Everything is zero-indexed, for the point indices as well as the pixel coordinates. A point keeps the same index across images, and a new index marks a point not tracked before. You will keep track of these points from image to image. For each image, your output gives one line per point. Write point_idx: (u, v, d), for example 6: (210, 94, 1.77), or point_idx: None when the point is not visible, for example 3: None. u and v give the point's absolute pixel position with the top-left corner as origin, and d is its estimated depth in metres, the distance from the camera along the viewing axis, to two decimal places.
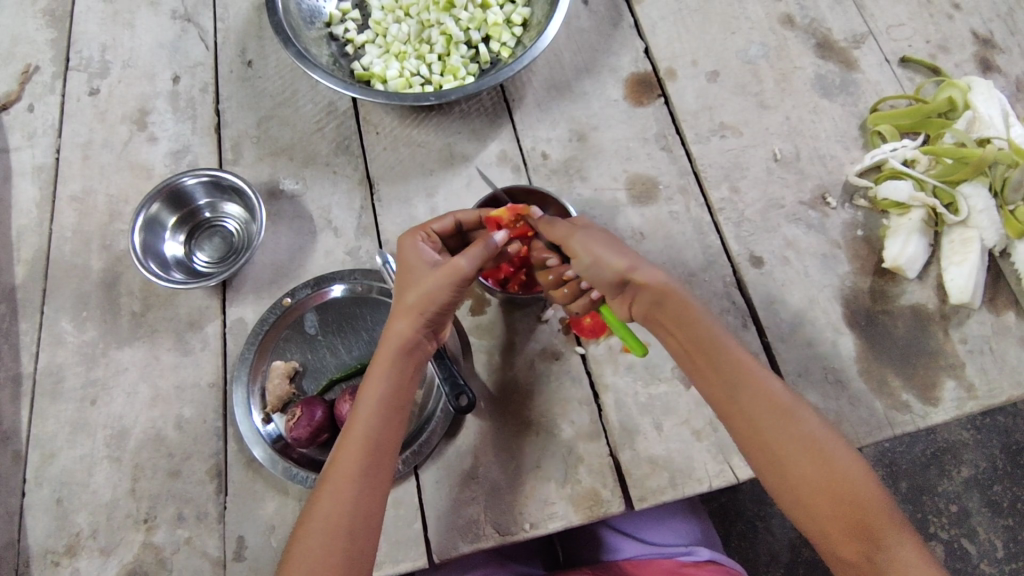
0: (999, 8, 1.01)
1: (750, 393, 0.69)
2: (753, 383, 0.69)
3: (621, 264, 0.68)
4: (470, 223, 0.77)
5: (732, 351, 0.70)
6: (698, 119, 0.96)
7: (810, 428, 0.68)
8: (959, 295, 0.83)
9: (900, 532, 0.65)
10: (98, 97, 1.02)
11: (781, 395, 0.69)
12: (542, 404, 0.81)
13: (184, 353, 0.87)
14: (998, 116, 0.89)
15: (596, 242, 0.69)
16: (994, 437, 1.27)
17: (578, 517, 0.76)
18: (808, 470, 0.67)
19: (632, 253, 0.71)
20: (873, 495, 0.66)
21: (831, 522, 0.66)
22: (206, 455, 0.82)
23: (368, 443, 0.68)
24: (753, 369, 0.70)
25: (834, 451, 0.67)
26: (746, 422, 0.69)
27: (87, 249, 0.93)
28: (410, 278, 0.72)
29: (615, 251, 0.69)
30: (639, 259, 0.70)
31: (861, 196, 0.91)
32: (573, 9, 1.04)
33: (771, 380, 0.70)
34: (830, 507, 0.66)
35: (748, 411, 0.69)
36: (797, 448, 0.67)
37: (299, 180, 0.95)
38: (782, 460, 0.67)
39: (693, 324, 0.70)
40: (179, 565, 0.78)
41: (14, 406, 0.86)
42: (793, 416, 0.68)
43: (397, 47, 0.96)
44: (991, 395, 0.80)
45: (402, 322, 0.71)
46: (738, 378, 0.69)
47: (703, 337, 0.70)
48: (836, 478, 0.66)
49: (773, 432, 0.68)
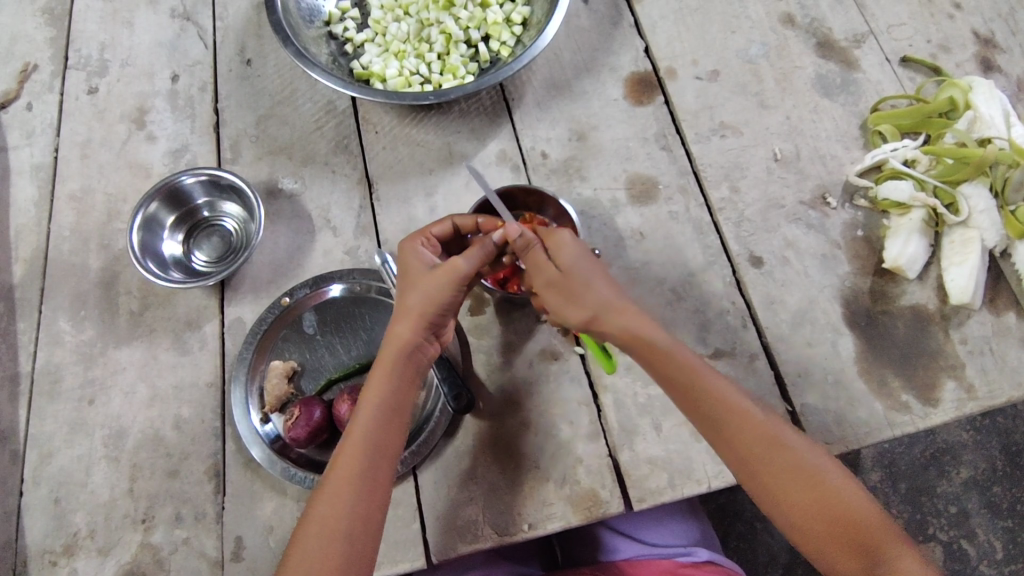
0: (1000, 7, 1.01)
1: (732, 423, 0.68)
2: (731, 413, 0.68)
3: (578, 320, 0.69)
4: (467, 228, 0.76)
5: (706, 384, 0.69)
6: (698, 119, 0.96)
7: (797, 452, 0.67)
8: (960, 296, 0.83)
9: (899, 545, 0.65)
10: (97, 96, 1.01)
11: (763, 420, 0.68)
12: (541, 404, 0.81)
13: (182, 352, 0.87)
14: (999, 116, 0.89)
15: (552, 293, 0.70)
16: (994, 438, 1.27)
17: (576, 518, 0.76)
18: (799, 493, 0.66)
19: (593, 295, 0.69)
20: (867, 511, 0.66)
21: (828, 540, 0.65)
22: (204, 455, 0.82)
23: (365, 443, 0.68)
24: (731, 399, 0.69)
25: (823, 469, 0.67)
26: (730, 449, 0.68)
27: (85, 248, 0.93)
28: (410, 282, 0.72)
29: (572, 301, 0.69)
30: (610, 300, 0.69)
31: (861, 196, 0.91)
32: (572, 8, 1.03)
33: (752, 409, 0.69)
34: (825, 528, 0.65)
35: (732, 438, 0.68)
36: (787, 473, 0.66)
37: (298, 179, 0.95)
38: (772, 485, 0.67)
39: (659, 364, 0.69)
40: (177, 565, 0.78)
41: (12, 405, 0.86)
42: (779, 442, 0.67)
43: (396, 45, 0.96)
44: (991, 396, 0.80)
45: (402, 324, 0.71)
46: (715, 409, 0.68)
47: (675, 376, 0.69)
48: (830, 499, 0.66)
49: (761, 458, 0.67)
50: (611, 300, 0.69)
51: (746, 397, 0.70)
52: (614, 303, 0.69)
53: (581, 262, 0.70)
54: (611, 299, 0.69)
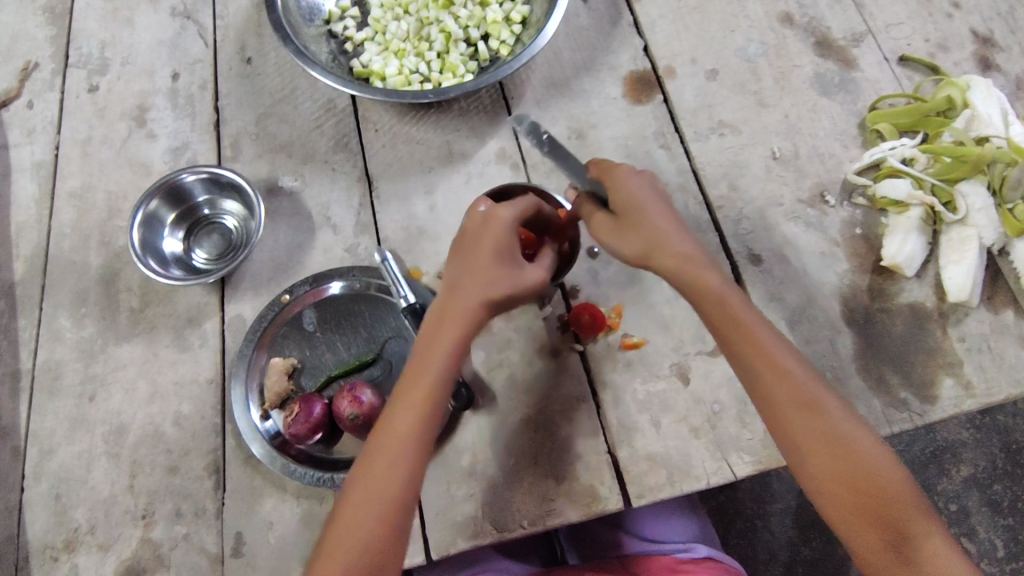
0: (998, 6, 1.01)
1: (774, 386, 0.67)
2: (773, 374, 0.67)
3: (631, 252, 0.73)
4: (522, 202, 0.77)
5: (755, 341, 0.69)
6: (697, 117, 0.96)
7: (834, 418, 0.66)
8: (958, 294, 0.83)
9: (927, 525, 0.64)
10: (98, 94, 1.02)
11: (805, 384, 0.67)
12: (541, 401, 0.81)
13: (183, 349, 0.87)
14: (997, 115, 0.89)
15: (606, 228, 0.74)
16: (994, 437, 1.27)
17: (576, 514, 0.76)
18: (831, 463, 0.65)
19: (650, 228, 0.72)
20: (898, 486, 0.65)
21: (856, 513, 0.64)
22: (204, 451, 0.82)
23: (431, 421, 0.67)
24: (776, 359, 0.68)
25: (857, 439, 0.66)
26: (770, 412, 0.68)
27: (85, 245, 0.93)
28: (501, 262, 0.70)
29: (625, 233, 0.73)
30: (661, 236, 0.72)
31: (860, 194, 0.91)
32: (572, 7, 1.04)
33: (797, 370, 0.68)
34: (854, 500, 0.65)
35: (769, 398, 0.68)
36: (821, 439, 0.66)
37: (298, 177, 0.95)
38: (803, 451, 0.66)
39: (708, 307, 0.70)
40: (178, 561, 0.78)
41: (13, 401, 0.86)
42: (817, 408, 0.66)
43: (396, 44, 0.96)
44: (989, 393, 0.80)
45: (484, 313, 0.70)
46: (757, 368, 0.68)
47: (721, 319, 0.70)
48: (861, 471, 0.65)
49: (796, 424, 0.66)
50: (662, 236, 0.72)
51: (790, 354, 0.69)
52: (662, 242, 0.72)
53: (645, 198, 0.73)
54: (664, 232, 0.72)
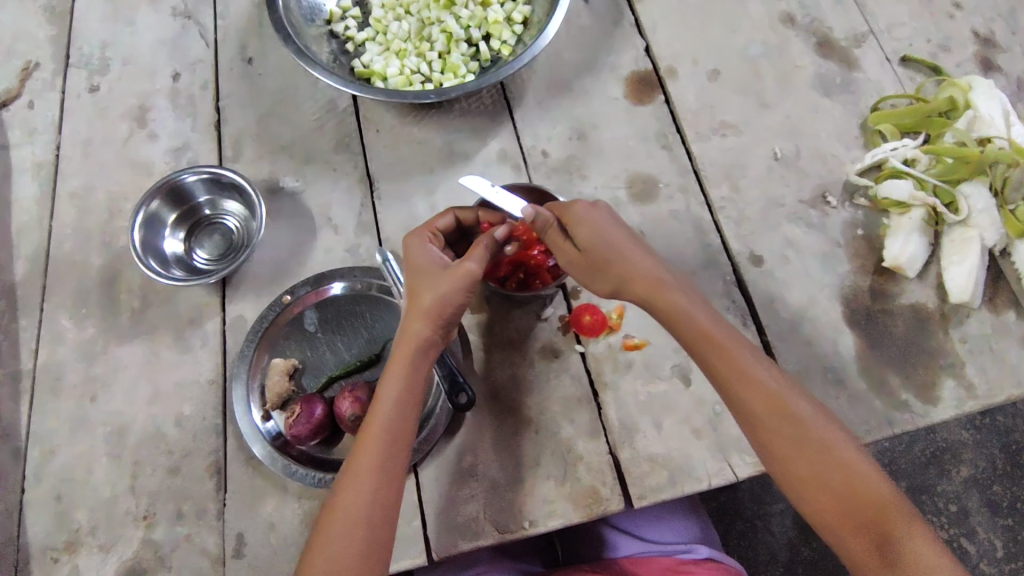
0: (1000, 8, 1.01)
1: (742, 390, 0.68)
2: (743, 381, 0.68)
3: (603, 289, 0.74)
4: (470, 221, 0.78)
5: (723, 350, 0.70)
6: (699, 118, 0.96)
7: (807, 424, 0.67)
8: (960, 295, 0.83)
9: (910, 525, 0.64)
10: (99, 94, 1.01)
11: (775, 390, 0.68)
12: (542, 401, 0.81)
13: (184, 349, 0.87)
14: (999, 116, 0.89)
15: (576, 268, 0.73)
16: (994, 438, 1.27)
17: (577, 515, 0.76)
18: (807, 466, 0.66)
19: (616, 268, 0.72)
20: (878, 488, 0.65)
21: (835, 515, 0.65)
22: (206, 452, 0.82)
23: (381, 437, 0.68)
24: (743, 366, 0.69)
25: (833, 443, 0.67)
26: (744, 418, 0.69)
27: (87, 245, 0.93)
28: (425, 280, 0.71)
29: (594, 275, 0.73)
30: (629, 265, 0.71)
31: (861, 195, 0.91)
32: (574, 7, 1.03)
33: (763, 376, 0.69)
34: (832, 501, 0.65)
35: (743, 405, 0.69)
36: (794, 443, 0.67)
37: (299, 177, 0.95)
38: (779, 455, 0.67)
39: (677, 324, 0.71)
40: (179, 561, 0.78)
41: (14, 402, 0.86)
42: (788, 412, 0.67)
43: (398, 44, 0.96)
44: (991, 394, 0.80)
45: (421, 324, 0.70)
46: (727, 376, 0.69)
47: (688, 334, 0.71)
48: (839, 473, 0.65)
49: (768, 429, 0.67)
50: (629, 266, 0.71)
51: (760, 362, 0.70)
52: (631, 271, 0.72)
53: (600, 241, 0.71)
54: (631, 270, 0.71)
